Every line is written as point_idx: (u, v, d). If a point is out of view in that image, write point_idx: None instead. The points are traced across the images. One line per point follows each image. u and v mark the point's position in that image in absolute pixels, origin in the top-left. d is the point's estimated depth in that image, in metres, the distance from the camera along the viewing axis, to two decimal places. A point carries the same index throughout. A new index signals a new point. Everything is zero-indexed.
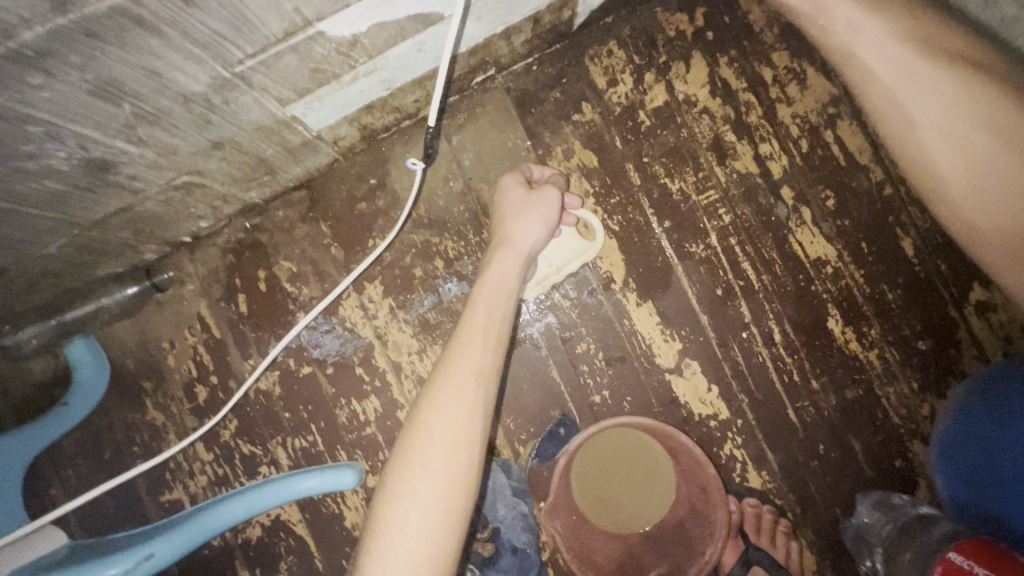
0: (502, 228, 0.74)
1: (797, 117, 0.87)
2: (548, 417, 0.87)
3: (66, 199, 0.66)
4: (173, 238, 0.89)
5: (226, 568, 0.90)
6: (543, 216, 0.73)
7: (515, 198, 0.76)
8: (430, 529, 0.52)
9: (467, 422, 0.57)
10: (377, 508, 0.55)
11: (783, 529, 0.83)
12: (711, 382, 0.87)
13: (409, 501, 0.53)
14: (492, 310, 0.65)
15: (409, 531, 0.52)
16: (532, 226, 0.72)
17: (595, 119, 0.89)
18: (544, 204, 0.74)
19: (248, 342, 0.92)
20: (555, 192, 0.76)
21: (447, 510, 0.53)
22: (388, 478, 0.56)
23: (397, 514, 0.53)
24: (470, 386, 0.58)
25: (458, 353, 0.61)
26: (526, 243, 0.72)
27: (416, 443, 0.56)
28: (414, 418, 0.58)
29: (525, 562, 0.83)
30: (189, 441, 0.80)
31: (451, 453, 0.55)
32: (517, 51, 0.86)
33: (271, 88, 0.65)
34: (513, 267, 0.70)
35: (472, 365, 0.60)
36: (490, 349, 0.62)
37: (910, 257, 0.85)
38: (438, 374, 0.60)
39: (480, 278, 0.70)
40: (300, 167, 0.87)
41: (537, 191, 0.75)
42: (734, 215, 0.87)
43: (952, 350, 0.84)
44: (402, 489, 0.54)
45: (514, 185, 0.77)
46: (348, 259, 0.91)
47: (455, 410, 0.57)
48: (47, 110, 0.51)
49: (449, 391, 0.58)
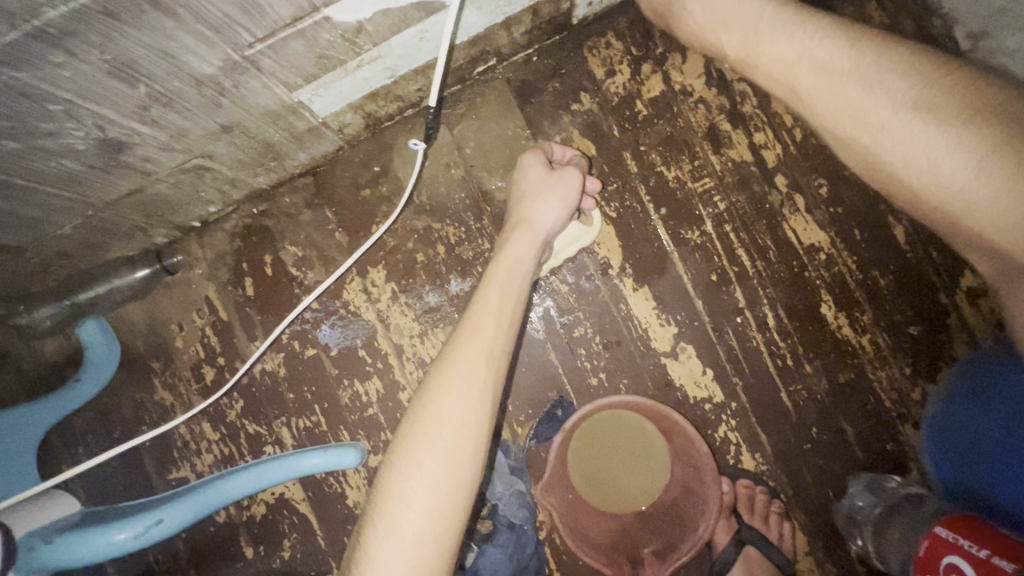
0: (521, 208, 0.76)
1: (792, 107, 0.89)
2: (545, 398, 0.89)
3: (81, 179, 0.69)
4: (182, 222, 0.92)
5: (232, 544, 0.92)
6: (563, 195, 0.76)
7: (535, 176, 0.78)
8: (436, 503, 0.55)
9: (476, 402, 0.58)
10: (385, 481, 0.57)
11: (776, 509, 0.85)
12: (705, 365, 0.88)
13: (417, 474, 0.55)
14: (505, 293, 0.67)
15: (416, 504, 0.55)
16: (552, 207, 0.75)
17: (593, 109, 0.91)
18: (565, 183, 0.76)
19: (254, 324, 0.95)
20: (577, 172, 0.78)
21: (453, 486, 0.55)
22: (396, 453, 0.58)
23: (402, 492, 0.55)
24: (480, 366, 0.60)
25: (469, 334, 0.62)
26: (544, 226, 0.74)
27: (425, 420, 0.58)
28: (423, 395, 0.60)
29: (522, 538, 0.85)
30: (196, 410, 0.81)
31: (460, 431, 0.57)
32: (517, 42, 0.88)
33: (278, 73, 0.67)
34: (526, 251, 0.72)
35: (483, 346, 0.61)
36: (501, 331, 0.64)
37: (902, 243, 0.87)
38: (449, 353, 0.62)
39: (494, 258, 0.72)
40: (306, 154, 0.89)
41: (558, 171, 0.78)
42: (729, 202, 0.89)
43: (944, 335, 0.86)
44: (411, 463, 0.56)
45: (535, 164, 0.79)
46: (351, 244, 0.94)
47: (464, 388, 0.59)
48: (67, 88, 0.54)
49: (460, 370, 0.60)
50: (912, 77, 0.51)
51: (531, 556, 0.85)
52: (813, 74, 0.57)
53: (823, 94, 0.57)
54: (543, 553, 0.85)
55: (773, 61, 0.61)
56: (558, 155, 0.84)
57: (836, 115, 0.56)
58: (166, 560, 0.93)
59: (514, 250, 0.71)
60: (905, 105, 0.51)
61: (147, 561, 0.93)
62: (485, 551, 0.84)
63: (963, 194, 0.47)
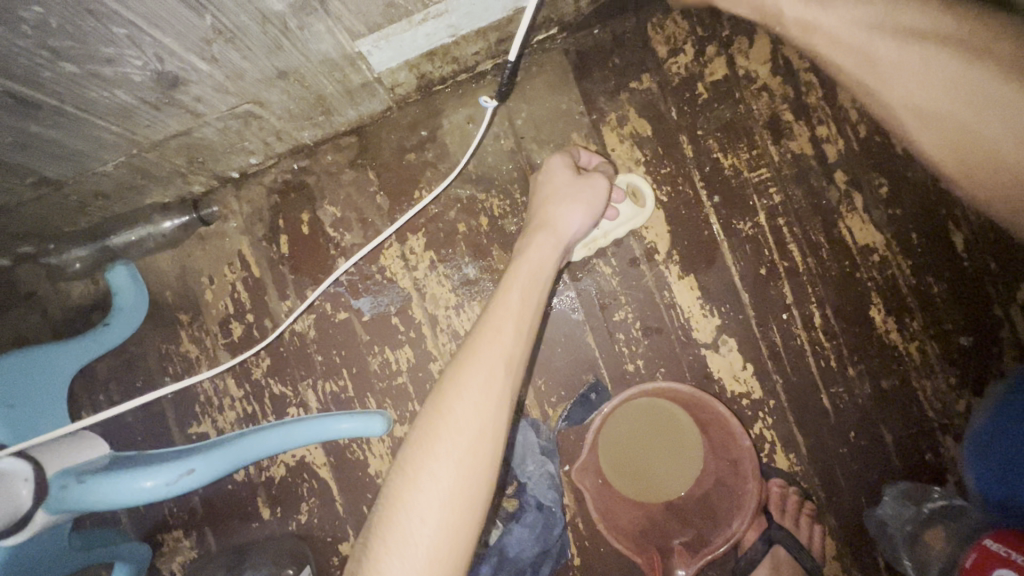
0: (545, 210, 0.74)
1: (858, 102, 0.86)
2: (580, 380, 0.87)
3: (132, 114, 0.67)
4: (222, 172, 0.89)
5: (249, 503, 0.91)
6: (588, 202, 0.72)
7: (560, 181, 0.76)
8: (451, 519, 0.52)
9: (494, 411, 0.56)
10: (392, 494, 0.54)
11: (808, 511, 0.83)
12: (746, 360, 0.86)
13: (431, 488, 0.53)
14: (526, 298, 0.65)
15: (429, 523, 0.52)
16: (576, 213, 0.72)
17: (652, 88, 0.88)
18: (591, 191, 0.73)
19: (287, 283, 0.92)
20: (604, 182, 0.75)
21: (469, 501, 0.53)
22: (404, 466, 0.55)
23: (415, 506, 0.52)
24: (500, 375, 0.58)
25: (489, 340, 0.60)
26: (569, 229, 0.72)
27: (439, 431, 0.55)
28: (436, 402, 0.57)
29: (550, 519, 0.84)
30: (199, 379, 0.75)
31: (476, 443, 0.54)
32: (581, 12, 0.86)
33: (344, 19, 0.64)
34: (550, 253, 0.70)
35: (502, 354, 0.59)
36: (521, 338, 0.61)
37: (960, 251, 0.84)
38: (465, 359, 0.59)
39: (515, 259, 0.70)
40: (354, 111, 0.86)
41: (585, 176, 0.74)
42: (785, 195, 0.87)
43: (994, 348, 0.83)
44: (424, 475, 0.53)
45: (562, 167, 0.77)
46: (392, 208, 0.91)
47: (483, 395, 0.56)
48: (135, 11, 0.51)
49: (477, 378, 0.57)
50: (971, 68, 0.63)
51: (557, 538, 0.83)
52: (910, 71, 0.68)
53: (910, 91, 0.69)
54: (566, 538, 0.84)
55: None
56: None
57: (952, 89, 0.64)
58: (181, 514, 0.92)
59: (538, 251, 0.69)
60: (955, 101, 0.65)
61: (162, 513, 0.92)
62: (511, 529, 0.83)
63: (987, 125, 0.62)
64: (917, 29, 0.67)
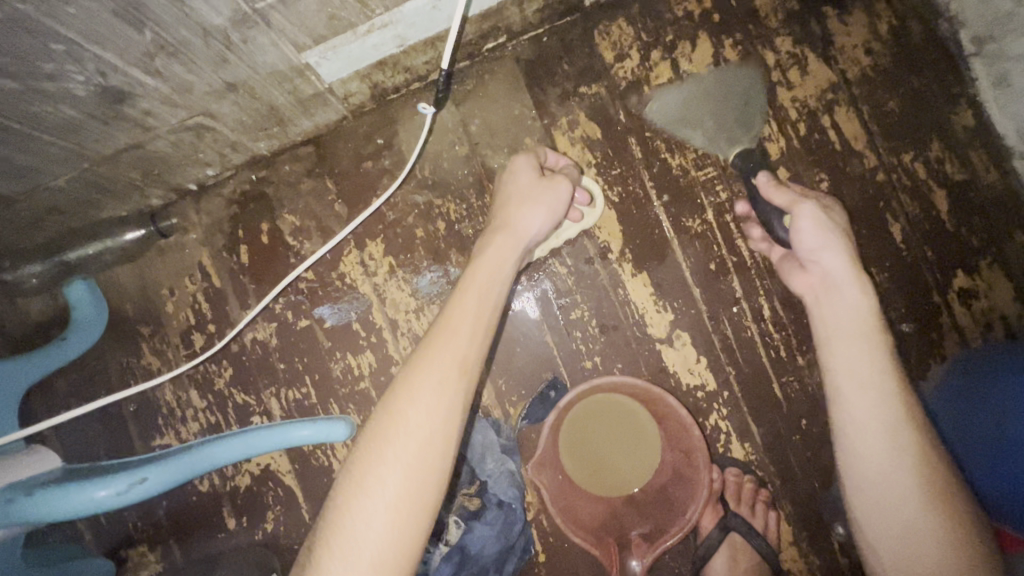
0: (506, 210, 0.74)
1: (797, 102, 0.90)
2: (540, 379, 0.89)
3: (79, 129, 0.67)
4: (179, 185, 0.90)
5: (215, 514, 0.91)
6: (550, 205, 0.74)
7: (524, 181, 0.76)
8: (398, 522, 0.53)
9: (445, 415, 0.57)
10: (341, 497, 0.55)
11: (763, 498, 0.86)
12: (700, 353, 0.89)
13: (380, 492, 0.53)
14: (483, 298, 0.65)
15: (375, 526, 0.52)
16: (537, 215, 0.73)
17: (600, 93, 0.91)
18: (553, 194, 0.74)
19: (247, 292, 0.93)
20: (568, 184, 0.76)
21: (417, 505, 0.54)
22: (354, 469, 0.55)
23: (363, 509, 0.53)
24: (454, 377, 0.59)
25: (444, 341, 0.60)
26: (528, 231, 0.72)
27: (391, 434, 0.56)
28: (388, 404, 0.58)
29: (511, 516, 0.84)
30: (161, 380, 0.76)
31: (425, 448, 0.55)
32: (528, 20, 0.88)
33: (288, 31, 0.66)
34: (509, 255, 0.70)
35: (456, 356, 0.60)
36: (476, 340, 0.62)
37: (899, 242, 0.88)
38: (420, 360, 0.60)
39: (474, 259, 0.71)
40: (309, 121, 0.88)
41: (548, 179, 0.76)
42: (731, 192, 0.90)
43: (935, 334, 0.87)
44: (373, 478, 0.54)
45: (527, 167, 0.78)
46: (350, 215, 0.93)
47: (435, 400, 0.57)
48: (72, 28, 0.52)
49: (430, 381, 0.58)
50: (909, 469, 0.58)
51: (519, 534, 0.84)
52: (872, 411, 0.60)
53: (871, 392, 0.61)
54: (530, 534, 0.86)
55: (841, 321, 0.66)
56: (781, 202, 0.74)
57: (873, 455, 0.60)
58: (146, 528, 0.92)
59: (496, 252, 0.69)
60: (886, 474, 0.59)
61: (127, 527, 0.92)
62: (472, 528, 0.82)
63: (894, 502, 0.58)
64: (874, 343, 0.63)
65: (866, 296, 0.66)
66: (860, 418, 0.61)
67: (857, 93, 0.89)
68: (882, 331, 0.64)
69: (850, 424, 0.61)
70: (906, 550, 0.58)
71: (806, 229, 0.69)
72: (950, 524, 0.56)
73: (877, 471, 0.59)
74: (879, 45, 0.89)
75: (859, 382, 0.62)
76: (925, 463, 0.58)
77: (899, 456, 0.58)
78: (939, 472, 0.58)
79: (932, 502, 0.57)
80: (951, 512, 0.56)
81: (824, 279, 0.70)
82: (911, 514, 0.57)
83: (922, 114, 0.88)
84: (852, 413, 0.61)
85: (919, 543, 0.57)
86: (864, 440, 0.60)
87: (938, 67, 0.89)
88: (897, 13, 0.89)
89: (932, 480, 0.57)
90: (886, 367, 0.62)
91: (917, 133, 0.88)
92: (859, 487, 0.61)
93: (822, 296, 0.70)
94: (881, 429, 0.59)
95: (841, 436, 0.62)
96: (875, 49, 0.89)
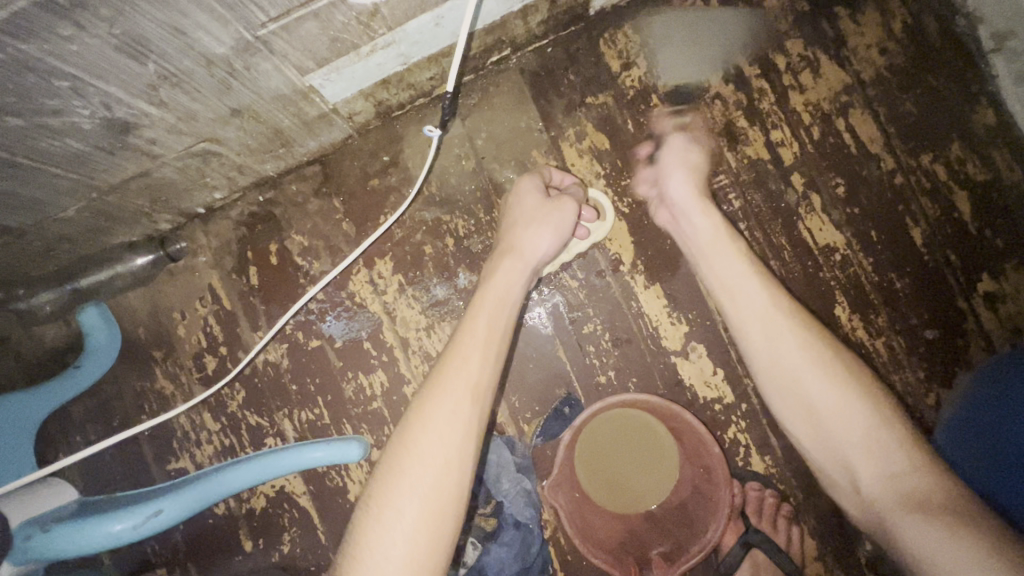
0: (514, 234, 0.75)
1: (810, 105, 0.88)
2: (553, 395, 0.88)
3: (87, 160, 0.67)
4: (187, 209, 0.90)
5: (231, 536, 0.91)
6: (556, 226, 0.75)
7: (530, 205, 0.77)
8: (415, 557, 0.52)
9: (460, 444, 0.57)
10: (359, 530, 0.55)
11: (786, 513, 0.83)
12: (717, 365, 0.87)
13: (397, 523, 0.53)
14: (493, 324, 0.66)
15: (393, 560, 0.52)
16: (543, 238, 0.74)
17: (608, 103, 0.90)
18: (559, 215, 0.75)
19: (258, 313, 0.93)
20: (573, 204, 0.77)
21: (434, 538, 0.54)
22: (371, 500, 0.56)
23: (380, 542, 0.53)
24: (466, 404, 0.59)
25: (454, 368, 0.61)
26: (536, 255, 0.73)
27: (405, 464, 0.56)
28: (402, 433, 0.58)
29: (528, 537, 0.84)
30: (179, 410, 0.79)
31: (441, 477, 0.55)
32: (532, 32, 0.87)
33: (291, 55, 0.65)
34: (518, 279, 0.71)
35: (468, 382, 0.60)
36: (487, 365, 0.62)
37: (920, 246, 0.85)
38: (431, 388, 0.60)
39: (483, 283, 0.71)
40: (315, 141, 0.87)
41: (555, 200, 0.76)
42: (745, 200, 0.88)
43: (959, 340, 0.84)
44: (390, 508, 0.54)
45: (532, 190, 0.79)
46: (358, 233, 0.92)
47: (448, 427, 0.57)
48: (74, 64, 0.52)
49: (442, 409, 0.58)
50: (799, 356, 0.64)
51: (536, 554, 0.85)
52: (758, 321, 0.67)
53: (743, 293, 0.69)
54: (548, 553, 0.85)
55: (700, 242, 0.75)
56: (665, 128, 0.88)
57: (772, 348, 0.65)
58: (164, 552, 0.92)
59: (505, 277, 0.70)
60: (787, 366, 0.64)
61: (145, 551, 0.92)
62: (489, 549, 0.83)
63: (795, 389, 0.64)
64: (725, 252, 0.73)
65: (709, 215, 0.76)
66: (747, 324, 0.68)
67: (872, 94, 0.87)
68: (733, 240, 0.74)
69: (740, 327, 0.68)
70: (823, 427, 0.62)
71: (667, 159, 0.83)
72: (838, 381, 0.62)
73: (770, 355, 0.66)
74: (893, 44, 0.87)
75: (733, 289, 0.70)
76: (807, 343, 0.64)
77: (782, 339, 0.65)
78: (820, 347, 0.64)
79: (824, 373, 0.62)
80: (835, 373, 0.62)
81: (673, 207, 0.80)
82: (809, 389, 0.63)
83: (939, 114, 0.86)
84: (734, 313, 0.69)
85: (821, 414, 0.62)
86: (750, 332, 0.67)
87: (955, 64, 0.86)
88: (911, 10, 0.87)
89: (816, 350, 0.64)
90: (746, 270, 0.71)
91: (936, 134, 0.86)
92: (762, 379, 0.67)
93: (677, 223, 0.80)
94: (755, 323, 0.67)
95: (735, 332, 0.69)
96: (889, 48, 0.87)
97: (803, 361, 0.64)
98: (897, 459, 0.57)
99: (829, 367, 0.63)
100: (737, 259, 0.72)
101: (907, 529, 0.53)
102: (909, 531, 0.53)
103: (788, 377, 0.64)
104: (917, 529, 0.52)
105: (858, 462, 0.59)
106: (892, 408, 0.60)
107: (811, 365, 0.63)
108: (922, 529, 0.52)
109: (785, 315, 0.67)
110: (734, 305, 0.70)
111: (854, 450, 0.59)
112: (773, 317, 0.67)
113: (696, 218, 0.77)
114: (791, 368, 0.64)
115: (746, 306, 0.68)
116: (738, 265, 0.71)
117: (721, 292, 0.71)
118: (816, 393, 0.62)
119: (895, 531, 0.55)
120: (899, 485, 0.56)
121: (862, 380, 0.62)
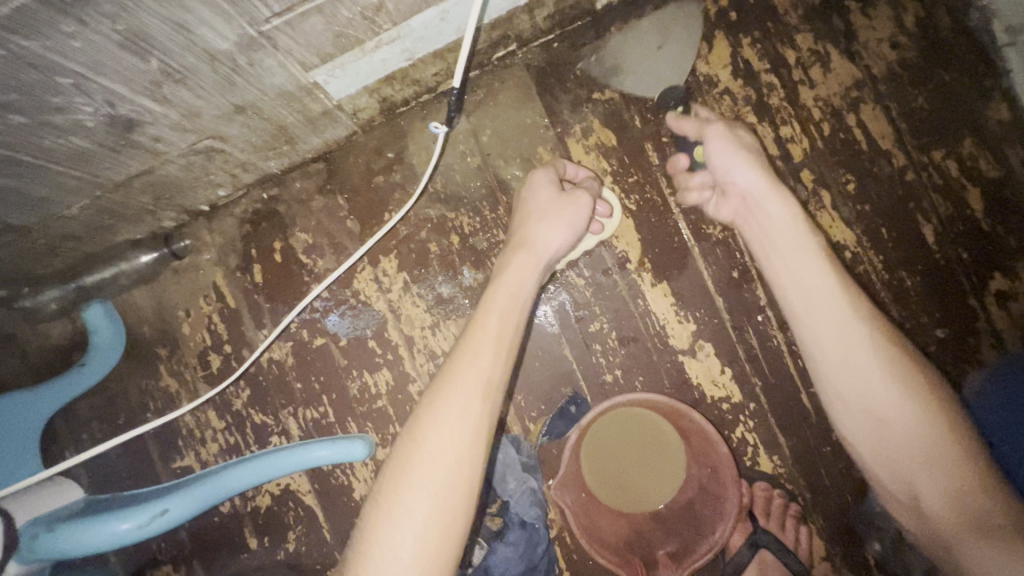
0: (526, 227, 0.74)
1: (820, 100, 0.86)
2: (559, 394, 0.87)
3: (90, 157, 0.67)
4: (191, 206, 0.90)
5: (236, 534, 0.91)
6: (571, 220, 0.74)
7: (545, 198, 0.77)
8: (424, 555, 0.52)
9: (471, 442, 0.56)
10: (368, 526, 0.55)
11: (794, 513, 0.83)
12: (724, 364, 0.86)
13: (407, 521, 0.53)
14: (505, 319, 0.65)
15: (403, 559, 0.52)
16: (558, 232, 0.73)
17: (615, 98, 0.89)
18: (574, 209, 0.75)
19: (262, 311, 0.93)
20: (587, 198, 0.76)
21: (445, 534, 0.53)
22: (381, 497, 0.56)
23: (390, 540, 0.53)
24: (478, 400, 0.58)
25: (465, 363, 0.60)
26: (548, 249, 0.72)
27: (416, 460, 0.55)
28: (413, 429, 0.58)
29: (534, 536, 0.84)
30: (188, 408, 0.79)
31: (451, 474, 0.55)
32: (538, 27, 0.86)
33: (295, 51, 0.65)
34: (529, 274, 0.70)
35: (480, 377, 0.59)
36: (499, 362, 0.61)
37: (931, 244, 0.84)
38: (442, 384, 0.60)
39: (495, 278, 0.70)
40: (319, 138, 0.87)
41: (569, 194, 0.76)
42: None
43: (971, 339, 0.83)
44: (400, 505, 0.54)
45: (547, 183, 0.78)
46: (363, 231, 0.91)
47: (459, 424, 0.57)
48: (77, 61, 0.51)
49: (454, 406, 0.57)
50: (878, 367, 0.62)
51: (542, 554, 0.84)
52: (834, 326, 0.65)
53: (818, 297, 0.67)
54: (554, 553, 0.85)
55: (772, 237, 0.73)
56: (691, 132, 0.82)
57: (847, 357, 0.64)
58: (170, 550, 0.92)
59: (516, 272, 0.69)
60: (861, 377, 0.63)
61: (151, 549, 0.92)
62: (495, 548, 0.83)
63: (868, 399, 0.63)
64: (800, 251, 0.70)
65: (788, 207, 0.72)
66: (821, 329, 0.66)
67: (883, 89, 0.86)
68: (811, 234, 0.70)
69: (809, 329, 0.67)
70: (885, 441, 0.63)
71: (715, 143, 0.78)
72: (912, 393, 0.61)
73: (840, 362, 0.64)
74: (906, 38, 0.86)
75: (806, 288, 0.68)
76: (886, 351, 0.63)
77: (856, 348, 0.64)
78: (898, 356, 0.63)
79: (902, 385, 0.62)
80: (907, 384, 0.61)
81: (743, 199, 0.77)
82: (877, 401, 0.62)
83: (951, 109, 0.85)
84: (805, 314, 0.67)
85: (891, 427, 0.62)
86: (821, 335, 0.66)
87: (968, 59, 0.85)
88: (923, 4, 0.86)
89: (892, 360, 0.62)
90: (823, 269, 0.68)
91: (949, 130, 0.84)
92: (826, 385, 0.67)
93: (747, 214, 0.77)
94: (828, 323, 0.65)
95: (801, 333, 0.68)
96: (901, 42, 0.86)
97: (880, 372, 0.62)
98: (965, 477, 0.58)
99: (908, 377, 0.62)
100: (809, 261, 0.69)
101: (965, 547, 0.57)
102: (966, 550, 0.56)
103: (861, 387, 0.63)
104: (976, 549, 0.55)
105: (920, 478, 0.61)
106: (953, 421, 0.60)
107: (892, 377, 0.62)
108: (981, 549, 0.55)
109: (864, 322, 0.64)
110: (806, 307, 0.67)
111: (919, 467, 0.61)
112: (851, 324, 0.64)
113: (767, 216, 0.74)
114: (864, 378, 0.63)
115: (825, 309, 0.66)
116: (818, 265, 0.69)
117: (792, 292, 0.69)
118: (892, 405, 0.62)
119: (956, 548, 0.58)
120: (962, 504, 0.58)
121: (929, 394, 0.61)
